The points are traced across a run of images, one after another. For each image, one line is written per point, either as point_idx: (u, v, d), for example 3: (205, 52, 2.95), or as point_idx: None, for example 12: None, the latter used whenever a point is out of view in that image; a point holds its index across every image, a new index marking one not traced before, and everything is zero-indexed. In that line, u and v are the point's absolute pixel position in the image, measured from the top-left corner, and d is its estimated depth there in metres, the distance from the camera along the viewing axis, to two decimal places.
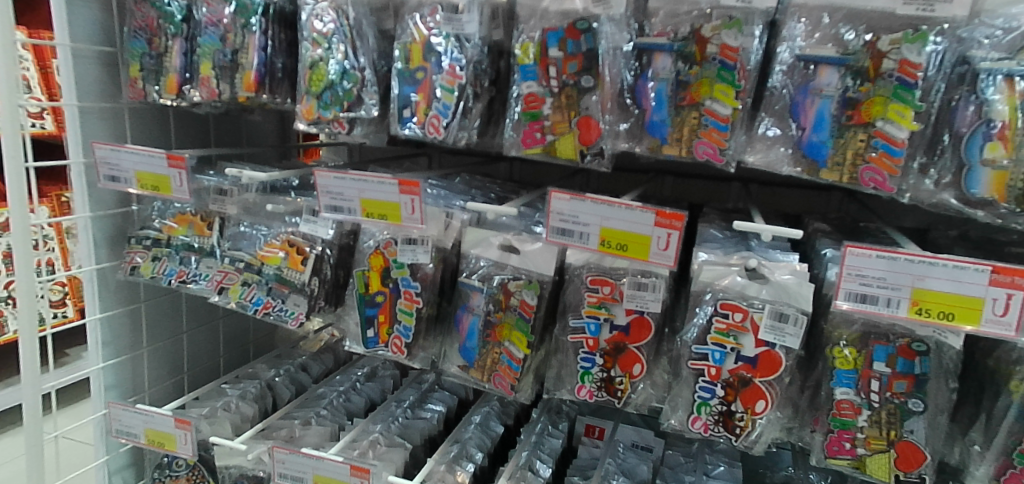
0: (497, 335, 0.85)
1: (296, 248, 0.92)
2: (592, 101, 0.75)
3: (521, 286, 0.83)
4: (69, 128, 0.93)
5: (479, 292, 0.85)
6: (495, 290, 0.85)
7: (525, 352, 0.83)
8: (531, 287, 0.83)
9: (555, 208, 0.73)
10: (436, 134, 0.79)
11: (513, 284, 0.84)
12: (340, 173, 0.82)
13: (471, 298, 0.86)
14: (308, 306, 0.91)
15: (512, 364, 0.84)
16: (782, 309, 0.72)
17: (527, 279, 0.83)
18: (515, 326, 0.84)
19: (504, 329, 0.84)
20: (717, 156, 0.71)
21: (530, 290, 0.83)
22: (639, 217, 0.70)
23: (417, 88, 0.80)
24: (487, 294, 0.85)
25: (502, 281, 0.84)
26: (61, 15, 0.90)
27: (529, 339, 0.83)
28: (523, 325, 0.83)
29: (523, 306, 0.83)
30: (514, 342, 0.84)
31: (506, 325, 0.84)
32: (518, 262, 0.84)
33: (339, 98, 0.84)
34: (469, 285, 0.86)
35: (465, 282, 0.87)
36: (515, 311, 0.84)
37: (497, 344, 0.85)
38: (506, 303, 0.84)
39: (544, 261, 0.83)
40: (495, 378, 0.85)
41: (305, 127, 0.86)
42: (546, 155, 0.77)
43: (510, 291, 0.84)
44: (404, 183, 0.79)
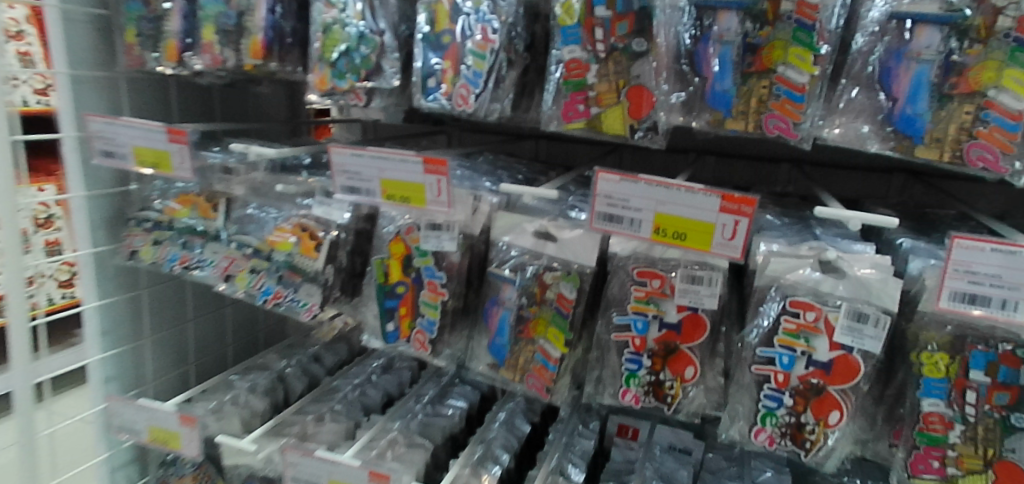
0: (530, 332, 0.77)
1: (309, 233, 0.83)
2: (646, 68, 0.65)
3: (558, 278, 0.75)
4: (60, 99, 0.85)
5: (511, 284, 0.77)
6: (528, 282, 0.76)
7: (562, 352, 0.75)
8: (570, 279, 0.74)
9: (602, 190, 0.64)
10: (465, 107, 0.69)
11: (550, 275, 0.75)
12: (358, 150, 0.74)
13: (502, 289, 0.78)
14: (322, 296, 0.83)
15: (547, 364, 0.76)
16: (861, 308, 0.63)
17: (565, 269, 0.75)
18: (551, 323, 0.76)
19: (539, 325, 0.76)
20: (790, 131, 0.62)
21: (569, 282, 0.74)
22: (702, 202, 0.61)
23: (442, 54, 0.70)
24: (521, 286, 0.76)
25: (537, 272, 0.76)
26: None
27: (567, 337, 0.75)
28: (560, 321, 0.75)
29: (560, 300, 0.75)
30: (550, 340, 0.76)
31: (541, 320, 0.76)
32: (557, 252, 0.75)
33: (356, 66, 0.75)
34: (500, 275, 0.78)
35: (495, 273, 0.78)
36: (551, 305, 0.75)
37: (530, 341, 0.77)
38: (541, 296, 0.76)
39: (586, 251, 0.74)
40: (528, 379, 0.77)
41: (318, 99, 0.77)
42: (590, 131, 0.68)
43: (546, 284, 0.75)
44: (429, 161, 0.70)
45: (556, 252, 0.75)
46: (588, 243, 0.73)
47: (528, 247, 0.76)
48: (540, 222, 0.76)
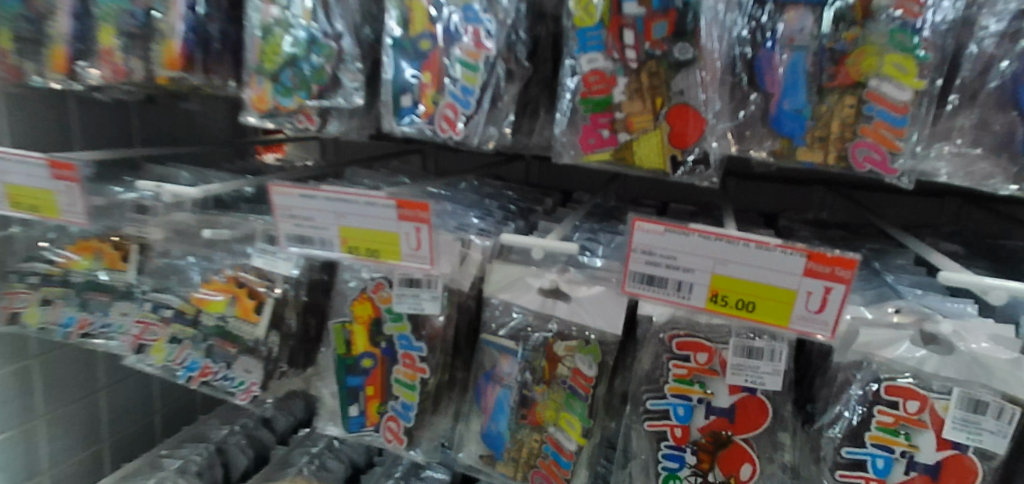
0: (537, 418, 0.59)
1: (247, 289, 0.65)
2: (692, 81, 0.49)
3: (573, 349, 0.58)
4: None
5: (512, 356, 0.60)
6: (533, 353, 0.59)
7: (579, 444, 0.58)
8: (589, 351, 0.58)
9: (640, 244, 0.48)
10: (452, 133, 0.53)
11: (561, 345, 0.58)
12: (309, 190, 0.56)
13: (499, 362, 0.61)
14: (263, 373, 0.66)
15: (559, 459, 0.59)
16: (978, 395, 0.48)
17: (582, 338, 0.58)
18: (564, 407, 0.58)
19: (549, 409, 0.59)
20: (886, 165, 0.47)
21: (587, 356, 0.57)
22: (779, 263, 0.45)
23: (421, 64, 0.54)
24: (524, 358, 0.60)
25: (546, 340, 0.59)
26: None
27: (586, 426, 0.58)
28: (576, 405, 0.58)
29: (575, 378, 0.58)
30: (563, 428, 0.59)
31: (552, 403, 0.59)
32: (569, 315, 0.58)
33: (305, 79, 0.57)
34: (498, 344, 0.61)
35: (490, 340, 0.61)
36: (564, 384, 0.59)
37: (538, 430, 0.59)
38: (550, 373, 0.59)
39: (611, 315, 0.57)
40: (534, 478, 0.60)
41: (258, 122, 0.59)
42: (618, 163, 0.52)
43: (557, 357, 0.59)
44: (403, 205, 0.53)
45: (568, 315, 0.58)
46: (613, 304, 0.56)
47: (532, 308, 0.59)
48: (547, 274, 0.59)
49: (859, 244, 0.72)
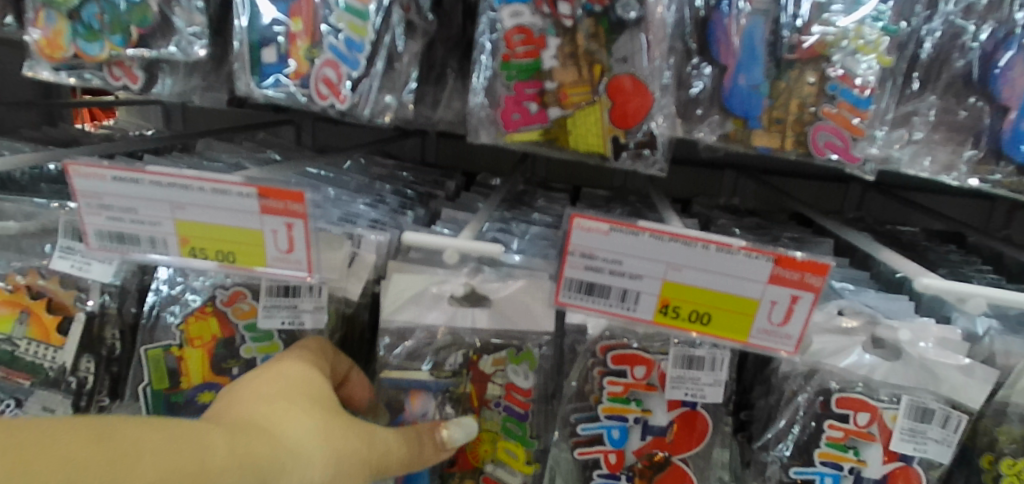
0: (466, 458, 0.49)
1: (51, 302, 0.50)
2: (638, 45, 0.40)
3: (503, 361, 0.49)
4: None
5: (426, 391, 0.48)
6: (455, 380, 0.49)
7: (525, 474, 0.49)
8: (521, 359, 0.49)
9: (579, 246, 0.39)
10: (332, 100, 0.40)
11: (488, 360, 0.49)
12: (130, 173, 0.41)
13: (407, 403, 0.48)
14: (71, 410, 0.51)
15: None
16: (924, 403, 0.44)
17: (512, 345, 0.49)
18: (500, 435, 0.49)
19: (484, 442, 0.49)
20: (849, 153, 0.41)
21: (522, 365, 0.49)
22: (742, 269, 0.38)
23: (290, 7, 0.40)
24: (441, 391, 0.49)
25: (470, 356, 0.49)
26: None
27: (529, 450, 0.49)
28: (515, 428, 0.49)
29: (509, 395, 0.49)
30: (503, 463, 0.49)
31: (483, 435, 0.49)
32: (490, 321, 0.48)
33: (121, 20, 0.42)
34: (407, 379, 0.48)
35: (394, 377, 0.48)
36: (499, 407, 0.49)
37: (473, 471, 0.49)
38: (478, 398, 0.49)
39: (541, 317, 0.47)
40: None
41: (55, 77, 0.44)
42: (547, 146, 0.42)
43: (484, 376, 0.49)
44: (267, 193, 0.39)
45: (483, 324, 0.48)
46: (543, 307, 0.47)
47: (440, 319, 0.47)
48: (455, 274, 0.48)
49: (779, 232, 0.69)
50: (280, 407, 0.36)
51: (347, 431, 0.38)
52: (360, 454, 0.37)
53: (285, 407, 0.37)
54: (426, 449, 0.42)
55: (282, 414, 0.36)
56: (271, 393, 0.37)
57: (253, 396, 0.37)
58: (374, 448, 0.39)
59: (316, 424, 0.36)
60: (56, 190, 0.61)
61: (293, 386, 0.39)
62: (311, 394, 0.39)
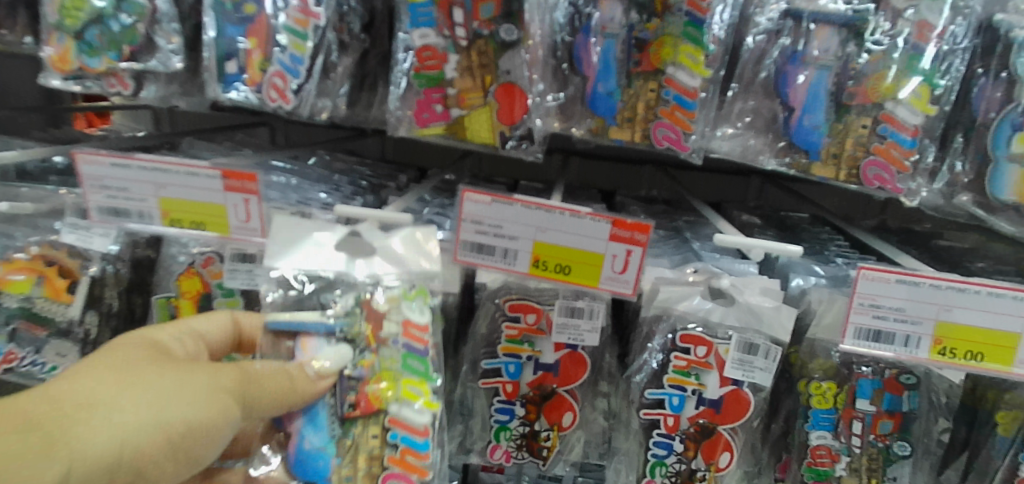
0: (369, 403, 0.48)
1: (60, 269, 0.61)
2: (517, 61, 0.53)
3: (398, 298, 0.51)
4: None
5: (315, 332, 0.48)
6: (348, 319, 0.49)
7: (429, 414, 0.48)
8: (414, 296, 0.51)
9: (469, 214, 0.51)
10: (281, 102, 0.52)
11: (383, 300, 0.50)
12: (122, 159, 0.53)
13: (299, 348, 0.48)
14: (79, 355, 0.63)
15: (411, 442, 0.48)
16: (751, 340, 0.57)
17: (404, 284, 0.51)
18: (400, 373, 0.49)
19: (385, 381, 0.48)
20: (681, 143, 0.53)
21: (416, 301, 0.51)
22: (589, 230, 0.50)
23: (247, 30, 0.52)
24: (332, 332, 0.49)
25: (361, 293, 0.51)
26: None
27: (430, 384, 0.50)
28: (416, 364, 0.49)
29: (405, 333, 0.50)
30: (407, 401, 0.48)
31: (385, 375, 0.48)
32: (370, 274, 0.52)
33: (116, 40, 0.53)
34: (296, 322, 0.48)
35: (284, 317, 0.49)
36: (397, 344, 0.49)
37: (376, 417, 0.48)
38: (375, 337, 0.49)
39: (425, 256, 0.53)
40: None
41: (62, 84, 0.55)
42: (450, 138, 0.54)
43: (378, 314, 0.50)
44: (230, 175, 0.51)
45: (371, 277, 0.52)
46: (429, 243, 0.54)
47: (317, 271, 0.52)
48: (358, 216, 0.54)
49: (676, 217, 0.81)
50: (93, 370, 0.43)
51: (176, 375, 0.44)
52: (197, 394, 0.44)
53: (101, 369, 0.43)
54: (293, 377, 0.46)
55: (91, 377, 0.42)
56: (95, 361, 0.44)
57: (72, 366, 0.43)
58: (222, 382, 0.45)
59: (123, 378, 0.42)
60: (62, 180, 0.72)
61: (124, 349, 0.45)
62: (138, 354, 0.45)
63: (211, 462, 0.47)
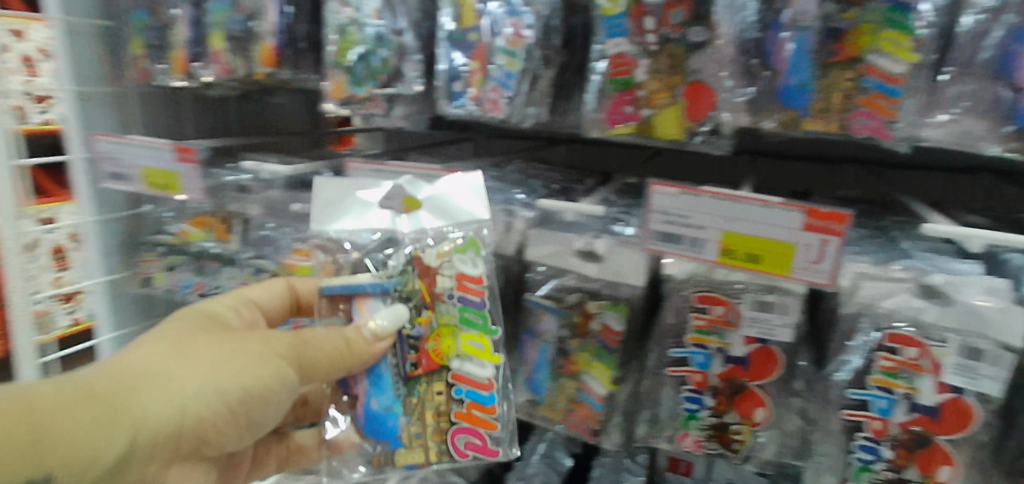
0: (432, 359, 0.59)
1: None
2: (706, 61, 0.56)
3: (447, 254, 0.60)
4: (66, 118, 0.82)
5: (372, 295, 0.58)
6: (404, 276, 0.60)
7: (493, 366, 0.60)
8: (466, 249, 0.60)
9: (658, 206, 0.55)
10: (496, 112, 0.62)
11: (433, 255, 0.60)
12: (383, 167, 0.70)
13: (357, 309, 0.58)
14: None
15: (480, 396, 0.59)
16: (975, 344, 0.52)
17: (455, 238, 0.61)
18: (458, 327, 0.60)
19: (445, 336, 0.60)
20: (882, 131, 0.51)
21: (467, 253, 0.60)
22: (779, 219, 0.51)
23: (471, 54, 0.63)
24: (390, 292, 0.58)
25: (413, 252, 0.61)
26: None
27: (492, 336, 0.60)
28: (473, 318, 0.59)
29: (459, 286, 0.60)
30: (469, 355, 0.60)
31: (446, 331, 0.60)
32: (416, 228, 0.62)
33: (375, 70, 0.68)
34: (352, 285, 0.58)
35: (340, 282, 0.58)
36: (451, 299, 0.60)
37: (439, 374, 0.60)
38: (430, 294, 0.60)
39: (475, 207, 0.61)
40: (459, 436, 0.60)
41: (337, 109, 0.70)
42: (640, 136, 0.59)
43: (431, 271, 0.60)
44: (457, 176, 0.65)
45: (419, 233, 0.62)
46: (477, 191, 0.61)
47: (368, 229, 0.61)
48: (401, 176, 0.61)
49: (883, 217, 0.76)
50: (154, 348, 0.54)
51: (230, 347, 0.55)
52: (247, 362, 0.55)
53: (162, 348, 0.54)
54: (352, 343, 0.55)
55: (155, 353, 0.53)
56: (153, 341, 0.55)
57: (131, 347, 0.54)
58: (277, 350, 0.56)
59: (180, 354, 0.54)
60: None
61: (179, 331, 0.56)
62: (188, 335, 0.56)
63: (260, 417, 0.59)
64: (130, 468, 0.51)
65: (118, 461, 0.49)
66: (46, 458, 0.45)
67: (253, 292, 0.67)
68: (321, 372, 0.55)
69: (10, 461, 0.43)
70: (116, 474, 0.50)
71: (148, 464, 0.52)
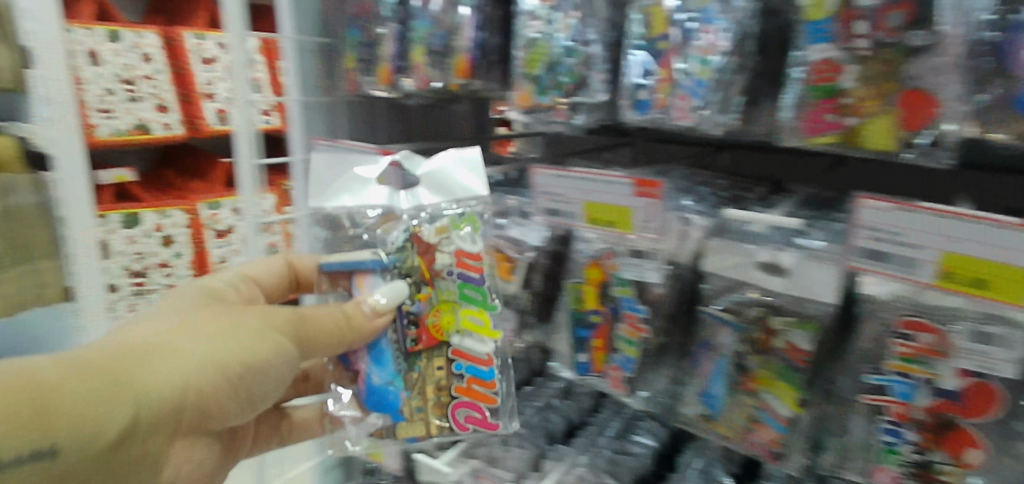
0: (430, 335, 0.73)
1: (505, 255, 0.83)
2: (927, 66, 0.51)
3: (444, 232, 0.73)
4: (293, 123, 0.99)
5: (372, 271, 0.72)
6: (402, 254, 0.73)
7: (491, 341, 0.73)
8: (462, 224, 0.74)
9: (866, 222, 0.53)
10: (683, 120, 0.63)
11: (431, 233, 0.74)
12: (561, 171, 0.71)
13: (358, 285, 0.72)
14: (516, 320, 0.84)
15: (478, 371, 0.73)
16: None
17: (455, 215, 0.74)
18: (456, 303, 0.73)
19: (445, 312, 0.73)
20: None
21: (466, 231, 0.73)
22: (1015, 243, 0.46)
23: (660, 62, 0.65)
24: (394, 266, 0.73)
25: (413, 229, 0.74)
26: (289, 10, 0.94)
27: (487, 311, 0.73)
28: (472, 294, 0.73)
29: (457, 264, 0.73)
30: (467, 331, 0.73)
31: (446, 308, 0.73)
32: (413, 204, 0.77)
33: (563, 80, 0.72)
34: (353, 262, 0.72)
35: (338, 259, 0.74)
36: (450, 276, 0.73)
37: (438, 349, 0.73)
38: (430, 271, 0.73)
39: (472, 182, 0.76)
40: (459, 410, 0.73)
41: (523, 117, 0.76)
42: (843, 146, 0.56)
43: (430, 249, 0.73)
44: (642, 183, 0.65)
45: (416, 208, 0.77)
46: (475, 167, 0.77)
47: (366, 203, 0.77)
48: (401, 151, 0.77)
49: None
50: (155, 333, 0.60)
51: (229, 326, 0.64)
52: (245, 338, 0.63)
53: (163, 333, 0.60)
54: (350, 318, 0.68)
55: (156, 336, 0.59)
56: (149, 328, 0.61)
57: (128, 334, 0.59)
58: (274, 325, 0.65)
59: (181, 335, 0.60)
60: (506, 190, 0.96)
61: (179, 323, 0.62)
62: (179, 323, 0.62)
63: (250, 398, 0.66)
64: (132, 442, 0.55)
65: (123, 432, 0.54)
66: (50, 431, 0.49)
67: (253, 270, 0.82)
68: (321, 343, 0.67)
69: (21, 421, 0.47)
70: (120, 446, 0.54)
71: (149, 440, 0.57)
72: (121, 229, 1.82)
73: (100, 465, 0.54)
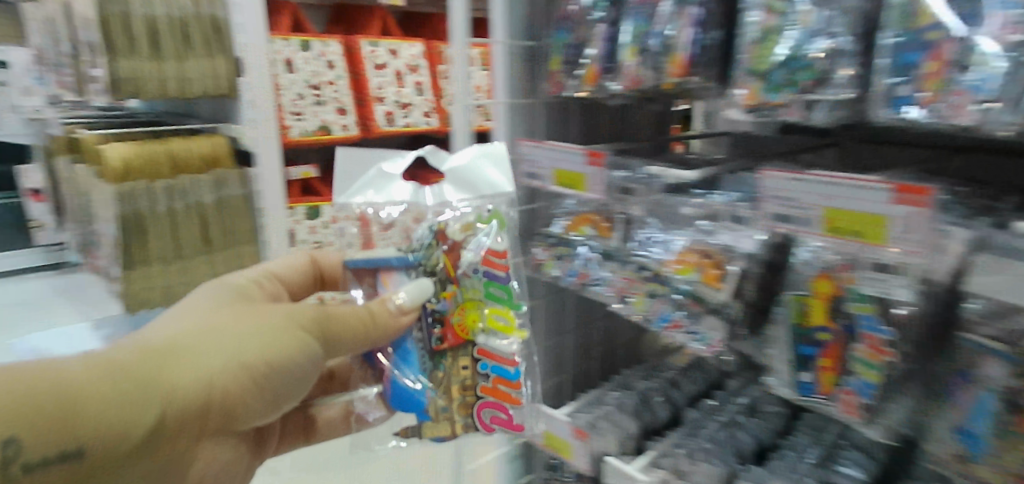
0: (457, 334, 0.89)
1: (713, 261, 0.79)
2: None
3: (465, 231, 0.91)
4: (498, 125, 1.01)
5: (411, 269, 0.89)
6: (427, 255, 0.89)
7: None
8: (489, 219, 0.93)
9: None
10: (960, 118, 0.56)
11: (451, 232, 0.91)
12: (799, 175, 0.65)
13: (383, 284, 0.89)
14: (726, 331, 0.79)
15: None
16: None
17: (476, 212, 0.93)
18: (481, 303, 0.89)
19: (471, 312, 0.89)
20: None
21: (492, 226, 0.92)
22: None
23: (929, 55, 0.58)
24: (417, 265, 0.89)
25: (437, 228, 0.91)
26: (501, 17, 0.96)
27: (513, 307, 0.90)
28: (497, 293, 0.89)
29: (482, 261, 0.89)
30: (491, 328, 0.89)
31: (470, 307, 0.89)
32: (435, 200, 0.95)
33: (800, 76, 0.67)
34: (374, 260, 0.90)
35: (357, 258, 0.91)
36: (477, 277, 0.89)
37: (463, 348, 0.90)
38: (451, 272, 0.89)
39: (497, 180, 0.95)
40: (485, 410, 0.89)
41: (748, 115, 0.72)
42: None
43: (458, 252, 0.90)
44: (902, 189, 0.57)
45: (440, 203, 0.95)
46: (496, 163, 0.96)
47: (390, 198, 0.95)
48: (425, 148, 0.96)
49: None
50: (175, 328, 0.68)
51: (256, 326, 0.71)
52: (275, 337, 0.72)
53: (193, 333, 0.68)
54: (374, 314, 0.80)
55: (186, 335, 0.67)
56: (177, 325, 0.69)
57: (159, 331, 0.68)
58: (300, 325, 0.73)
59: (196, 333, 0.68)
60: None
61: (178, 315, 0.73)
62: (183, 315, 0.73)
63: (276, 395, 0.73)
64: (158, 439, 0.63)
65: (150, 428, 0.61)
66: (79, 432, 0.55)
67: (275, 267, 0.98)
68: (342, 341, 0.77)
69: (50, 425, 0.53)
70: (148, 442, 0.62)
71: (178, 434, 0.65)
72: (305, 217, 2.68)
73: (131, 457, 0.61)
